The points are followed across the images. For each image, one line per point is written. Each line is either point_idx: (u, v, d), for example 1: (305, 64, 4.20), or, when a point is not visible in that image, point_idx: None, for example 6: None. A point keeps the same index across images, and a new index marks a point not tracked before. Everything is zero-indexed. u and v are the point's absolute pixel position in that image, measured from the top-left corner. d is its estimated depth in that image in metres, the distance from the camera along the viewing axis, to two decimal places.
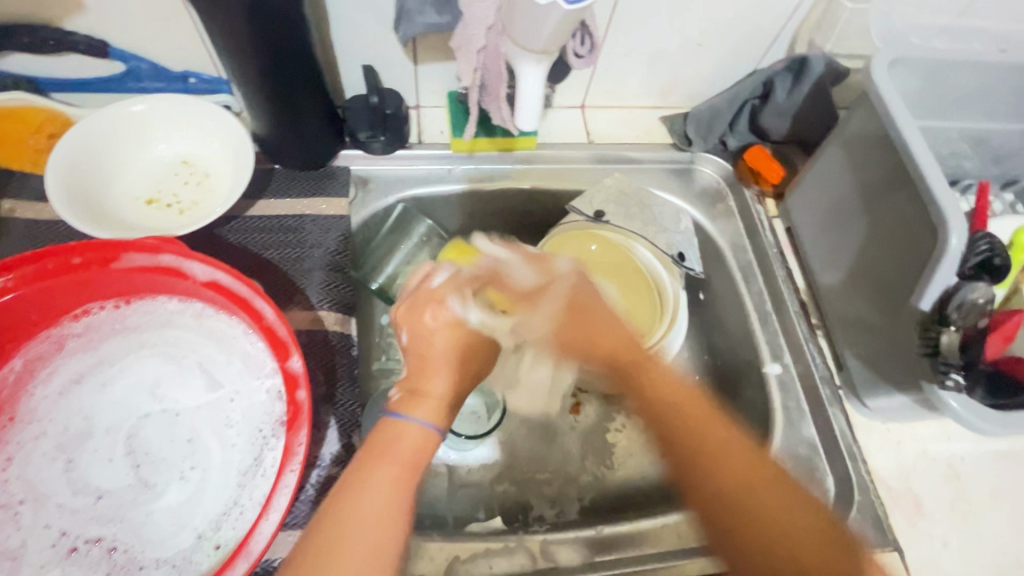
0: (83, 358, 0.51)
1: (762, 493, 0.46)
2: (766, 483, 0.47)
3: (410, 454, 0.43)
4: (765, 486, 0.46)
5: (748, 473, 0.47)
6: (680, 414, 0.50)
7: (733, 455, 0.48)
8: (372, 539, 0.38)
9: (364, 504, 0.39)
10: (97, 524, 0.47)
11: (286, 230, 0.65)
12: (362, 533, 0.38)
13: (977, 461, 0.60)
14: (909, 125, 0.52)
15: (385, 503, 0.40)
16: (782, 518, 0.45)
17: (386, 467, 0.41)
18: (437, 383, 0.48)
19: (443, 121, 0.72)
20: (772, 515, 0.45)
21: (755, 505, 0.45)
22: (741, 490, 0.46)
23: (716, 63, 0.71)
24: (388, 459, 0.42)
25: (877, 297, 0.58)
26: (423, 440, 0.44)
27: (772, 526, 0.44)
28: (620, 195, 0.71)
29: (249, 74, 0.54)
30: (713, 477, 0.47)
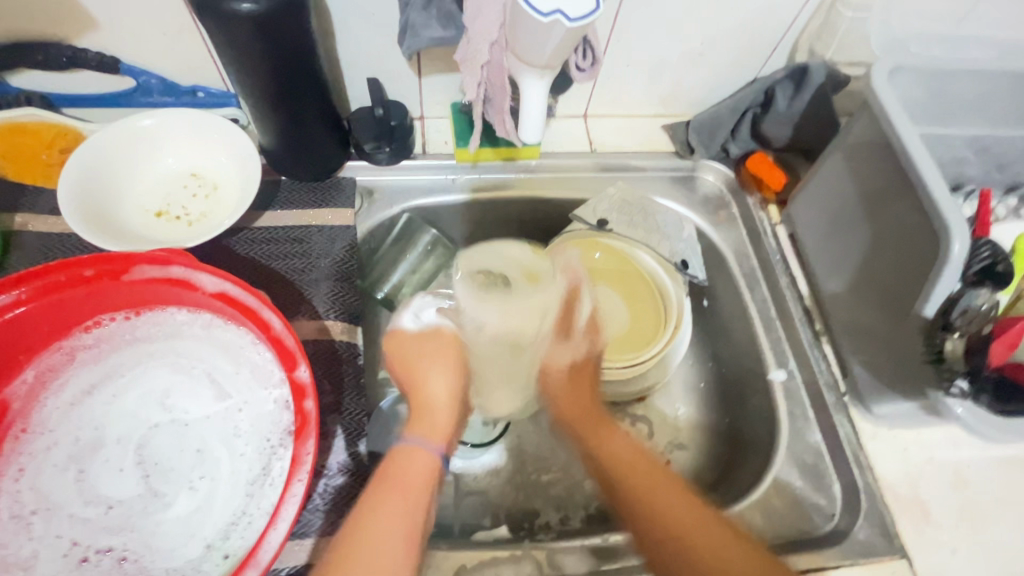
0: (95, 369, 0.52)
1: (701, 535, 0.47)
2: (697, 513, 0.49)
3: (416, 480, 0.48)
4: (699, 524, 0.48)
5: (683, 517, 0.49)
6: (624, 471, 0.53)
7: (667, 499, 0.50)
8: (392, 543, 0.43)
9: (382, 513, 0.44)
10: (107, 533, 0.48)
11: (293, 241, 0.65)
12: (381, 533, 0.43)
13: (985, 467, 0.60)
14: (910, 132, 0.52)
15: (402, 511, 0.45)
16: (712, 557, 0.46)
17: (408, 477, 0.48)
18: (436, 416, 0.54)
19: (447, 132, 0.73)
20: (708, 554, 0.46)
21: (687, 550, 0.47)
22: (680, 529, 0.48)
23: (717, 72, 0.72)
24: (404, 482, 0.47)
25: (881, 303, 0.58)
26: (427, 469, 0.49)
27: (708, 562, 0.46)
28: (623, 203, 0.72)
29: (257, 88, 0.55)
30: (656, 522, 0.49)
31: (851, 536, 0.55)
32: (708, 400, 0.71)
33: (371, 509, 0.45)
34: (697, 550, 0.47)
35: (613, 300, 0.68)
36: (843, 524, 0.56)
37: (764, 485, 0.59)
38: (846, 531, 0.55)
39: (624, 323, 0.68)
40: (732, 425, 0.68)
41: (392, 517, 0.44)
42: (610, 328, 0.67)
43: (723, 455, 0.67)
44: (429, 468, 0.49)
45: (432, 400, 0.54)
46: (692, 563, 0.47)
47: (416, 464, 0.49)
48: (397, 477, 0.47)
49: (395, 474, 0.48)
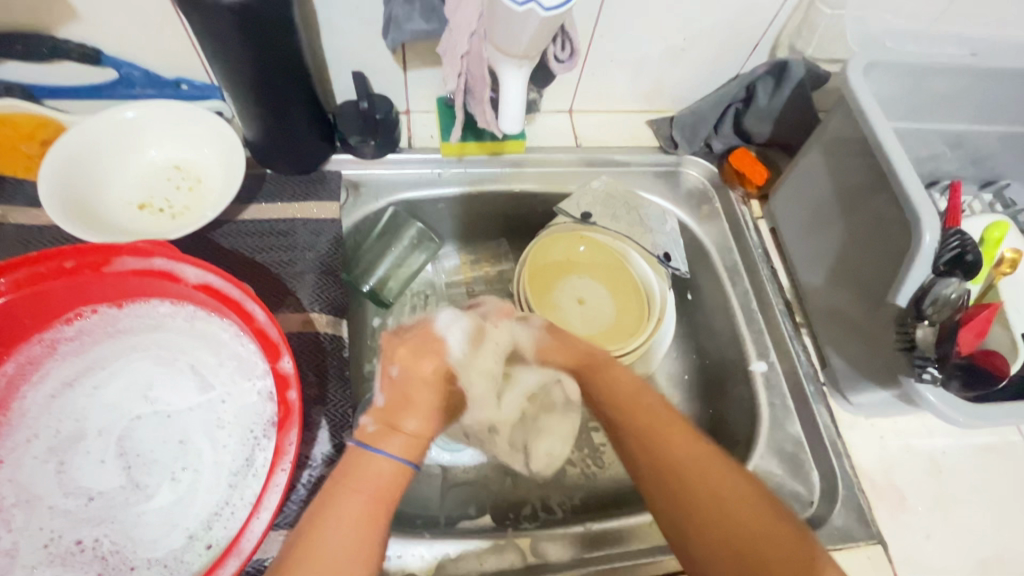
0: (76, 361, 0.52)
1: (705, 473, 0.47)
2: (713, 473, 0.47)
3: (378, 489, 0.44)
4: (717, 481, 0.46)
5: (691, 461, 0.48)
6: (630, 404, 0.52)
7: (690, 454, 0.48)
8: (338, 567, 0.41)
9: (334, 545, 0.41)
10: (89, 525, 0.47)
11: (277, 234, 0.65)
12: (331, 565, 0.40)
13: (958, 455, 0.61)
14: (884, 127, 0.54)
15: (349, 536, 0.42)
16: (713, 495, 0.46)
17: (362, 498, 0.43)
18: (417, 419, 0.48)
19: (433, 126, 0.73)
20: (707, 490, 0.46)
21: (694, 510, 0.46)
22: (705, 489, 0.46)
23: (699, 68, 0.73)
24: (356, 497, 0.43)
25: (856, 295, 0.59)
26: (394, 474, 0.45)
27: (705, 498, 0.46)
28: (607, 197, 0.72)
29: (240, 80, 0.55)
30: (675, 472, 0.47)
31: (828, 523, 0.56)
32: (692, 392, 0.72)
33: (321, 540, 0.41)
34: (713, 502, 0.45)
35: (598, 293, 0.70)
36: (821, 511, 0.57)
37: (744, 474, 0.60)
38: (825, 517, 0.56)
39: (610, 316, 0.69)
40: (715, 416, 0.69)
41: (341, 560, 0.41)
42: (596, 322, 0.69)
43: None
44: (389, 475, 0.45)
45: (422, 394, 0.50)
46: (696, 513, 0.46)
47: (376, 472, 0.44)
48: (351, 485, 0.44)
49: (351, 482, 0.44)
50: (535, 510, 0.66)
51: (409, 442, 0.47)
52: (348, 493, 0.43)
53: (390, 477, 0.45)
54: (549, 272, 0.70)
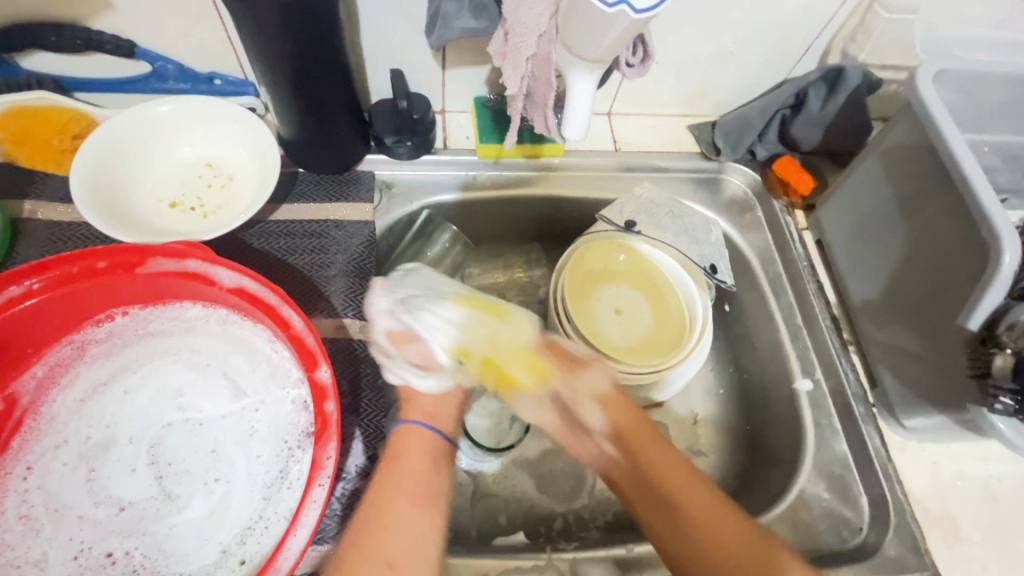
0: (107, 364, 0.50)
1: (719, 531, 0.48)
2: (726, 516, 0.48)
3: (416, 450, 0.50)
4: (727, 529, 0.47)
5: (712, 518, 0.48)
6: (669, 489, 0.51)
7: (697, 493, 0.50)
8: (405, 521, 0.45)
9: (397, 506, 0.45)
10: (119, 537, 0.46)
11: (311, 235, 0.64)
12: (399, 521, 0.44)
13: (1013, 482, 0.58)
14: (954, 139, 0.51)
15: (410, 495, 0.46)
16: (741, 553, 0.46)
17: (410, 466, 0.48)
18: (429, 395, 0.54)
19: (469, 127, 0.71)
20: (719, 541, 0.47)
21: (703, 539, 0.47)
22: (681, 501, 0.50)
23: (746, 73, 0.70)
24: (406, 466, 0.48)
25: (914, 315, 0.56)
26: (425, 439, 0.51)
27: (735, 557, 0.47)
28: (650, 205, 0.70)
29: (280, 76, 0.53)
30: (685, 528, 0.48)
31: (881, 552, 0.54)
32: (729, 405, 0.70)
33: (383, 505, 0.45)
34: None
35: (636, 302, 0.68)
36: (871, 538, 0.55)
37: (791, 496, 0.58)
38: (876, 545, 0.54)
39: (649, 327, 0.67)
40: (754, 432, 0.67)
41: (406, 513, 0.45)
42: (634, 332, 0.67)
43: (744, 461, 0.66)
44: (426, 442, 0.50)
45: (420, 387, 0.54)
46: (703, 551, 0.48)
47: (415, 443, 0.50)
48: (396, 461, 0.48)
49: (394, 457, 0.49)
50: (567, 524, 0.64)
51: (433, 418, 0.53)
52: (395, 465, 0.48)
53: (428, 445, 0.51)
54: (586, 281, 0.68)
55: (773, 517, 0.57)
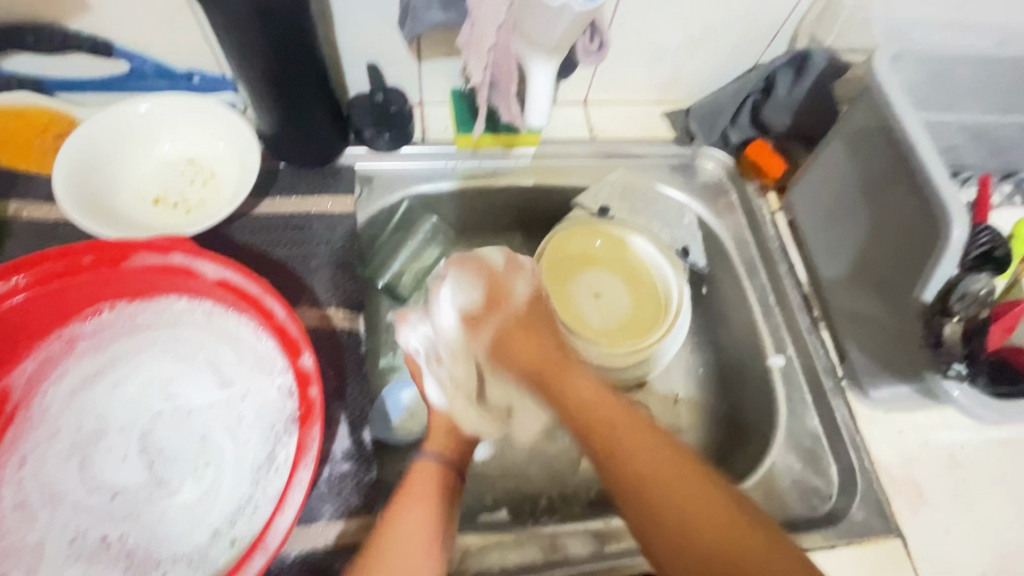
0: (97, 357, 0.52)
1: (666, 477, 0.45)
2: (676, 462, 0.46)
3: (427, 489, 0.51)
4: (688, 483, 0.45)
5: (654, 466, 0.46)
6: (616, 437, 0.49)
7: (646, 447, 0.47)
8: (415, 546, 0.46)
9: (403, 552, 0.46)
10: (113, 522, 0.47)
11: (294, 228, 0.65)
12: (409, 546, 0.46)
13: (977, 448, 0.61)
14: (910, 120, 0.53)
15: (422, 524, 0.48)
16: (675, 498, 0.44)
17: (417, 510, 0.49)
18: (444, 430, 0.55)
19: (447, 118, 0.72)
20: (669, 495, 0.44)
21: (644, 491, 0.45)
22: (624, 443, 0.48)
23: (717, 59, 0.72)
24: (422, 497, 0.50)
25: (878, 290, 0.59)
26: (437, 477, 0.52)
27: (674, 500, 0.44)
28: (624, 190, 0.73)
29: (257, 73, 0.54)
30: (643, 478, 0.46)
31: (848, 517, 0.56)
32: (708, 384, 0.72)
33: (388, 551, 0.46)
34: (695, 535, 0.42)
35: (615, 286, 0.70)
36: (839, 505, 0.57)
37: (763, 470, 0.60)
38: (844, 511, 0.57)
39: (627, 309, 0.69)
40: (731, 409, 0.69)
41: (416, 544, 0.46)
42: (614, 315, 0.69)
43: (721, 437, 0.68)
44: (440, 477, 0.52)
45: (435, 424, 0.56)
46: (651, 510, 0.44)
47: (424, 482, 0.51)
48: (406, 501, 0.49)
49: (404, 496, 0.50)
50: (551, 501, 0.66)
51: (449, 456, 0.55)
52: (411, 496, 0.50)
53: (443, 481, 0.52)
54: (564, 267, 0.69)
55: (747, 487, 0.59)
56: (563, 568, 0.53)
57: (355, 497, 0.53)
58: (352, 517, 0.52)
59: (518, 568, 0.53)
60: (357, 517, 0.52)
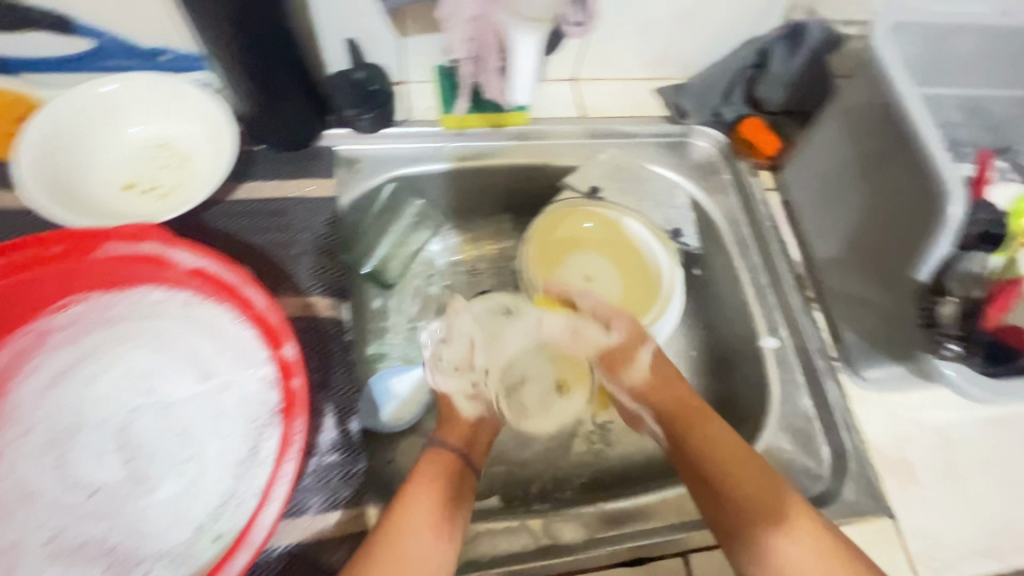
0: (69, 351, 0.50)
1: (739, 463, 0.52)
2: (746, 462, 0.52)
3: (443, 472, 0.53)
4: (749, 477, 0.51)
5: (724, 453, 0.53)
6: (707, 443, 0.54)
7: (728, 455, 0.53)
8: (428, 527, 0.47)
9: (419, 530, 0.46)
10: (92, 520, 0.46)
11: (273, 214, 0.63)
12: (423, 526, 0.47)
13: (967, 427, 0.61)
14: (910, 93, 0.51)
15: (434, 505, 0.49)
16: (748, 481, 0.50)
17: (434, 490, 0.50)
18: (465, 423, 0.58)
19: (431, 97, 0.70)
20: (735, 481, 0.51)
21: (724, 473, 0.52)
22: (703, 438, 0.55)
23: (709, 33, 0.70)
24: (436, 481, 0.51)
25: (870, 271, 0.59)
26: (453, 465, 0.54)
27: (733, 473, 0.51)
28: (615, 169, 0.70)
29: (226, 50, 0.51)
30: (703, 448, 0.54)
31: (840, 498, 0.56)
32: (700, 367, 0.72)
33: (404, 528, 0.46)
34: (756, 520, 0.48)
35: (606, 271, 0.69)
36: (832, 487, 0.57)
37: (756, 453, 0.59)
38: (836, 492, 0.56)
39: (618, 294, 0.68)
40: (723, 391, 0.68)
41: (426, 524, 0.47)
42: (605, 300, 0.68)
43: None
44: (454, 465, 0.54)
45: (459, 415, 0.59)
46: (711, 480, 0.52)
47: (441, 465, 0.53)
48: (422, 481, 0.51)
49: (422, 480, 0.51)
50: (544, 487, 0.65)
51: (464, 443, 0.57)
52: (427, 480, 0.51)
53: (457, 470, 0.54)
54: (554, 251, 0.68)
55: None
56: (555, 556, 0.52)
57: (343, 489, 0.52)
58: (339, 509, 0.51)
59: (510, 555, 0.53)
60: (345, 509, 0.51)
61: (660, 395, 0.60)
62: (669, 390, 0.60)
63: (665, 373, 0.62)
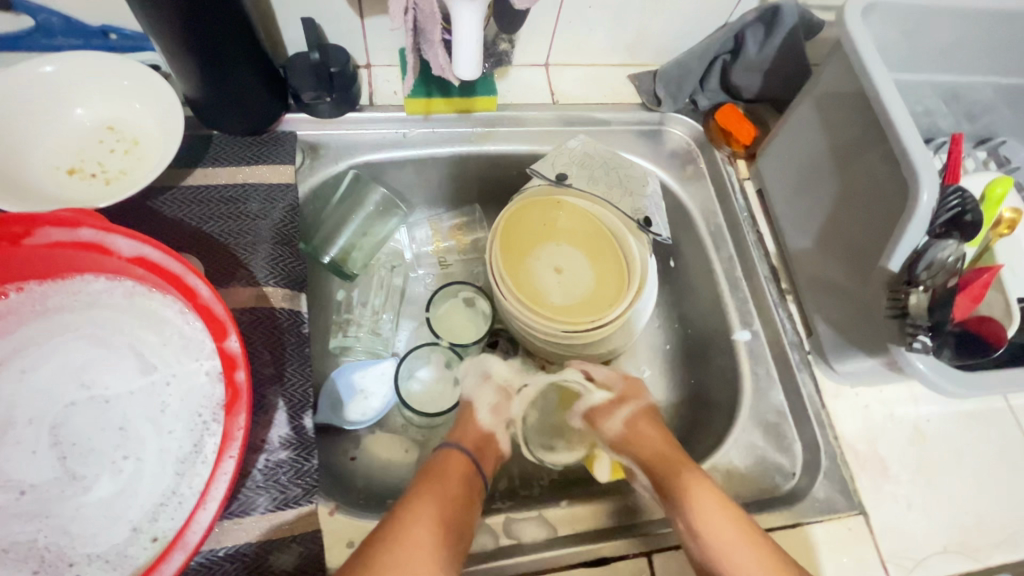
0: (0, 343, 0.47)
1: (725, 519, 0.48)
2: (733, 521, 0.48)
3: (451, 474, 0.53)
4: (737, 536, 0.47)
5: (712, 510, 0.49)
6: (687, 492, 0.50)
7: (711, 511, 0.49)
8: (429, 523, 0.46)
9: (420, 526, 0.46)
10: (21, 521, 0.44)
11: (227, 201, 0.60)
12: (423, 521, 0.46)
13: (941, 421, 0.60)
14: (883, 79, 0.49)
15: (438, 504, 0.48)
16: (733, 547, 0.47)
17: (443, 488, 0.51)
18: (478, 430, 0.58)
19: (396, 82, 0.67)
20: (717, 541, 0.47)
21: (704, 533, 0.48)
22: (683, 488, 0.51)
23: (683, 17, 0.68)
24: (445, 485, 0.51)
25: (847, 260, 0.56)
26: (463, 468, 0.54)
27: (722, 540, 0.47)
28: (585, 157, 0.67)
29: (165, 28, 0.48)
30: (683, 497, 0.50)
31: (810, 495, 0.54)
32: (674, 361, 0.70)
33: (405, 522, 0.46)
34: None
35: (577, 261, 0.66)
36: (803, 483, 0.56)
37: (726, 449, 0.58)
38: (806, 489, 0.55)
39: (589, 285, 0.65)
40: (697, 385, 0.67)
41: (428, 519, 0.47)
42: (575, 291, 0.65)
43: (686, 414, 0.66)
44: (465, 466, 0.54)
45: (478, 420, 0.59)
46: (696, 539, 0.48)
47: (451, 466, 0.53)
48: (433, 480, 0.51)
49: (432, 478, 0.52)
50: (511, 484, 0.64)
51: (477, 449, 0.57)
52: (436, 484, 0.51)
53: (466, 475, 0.53)
54: (523, 241, 0.65)
55: (710, 466, 0.57)
56: (514, 555, 0.51)
57: (295, 487, 0.49)
58: (289, 508, 0.49)
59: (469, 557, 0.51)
60: (296, 508, 0.49)
61: (636, 442, 0.58)
62: (643, 436, 0.58)
63: (635, 415, 0.60)
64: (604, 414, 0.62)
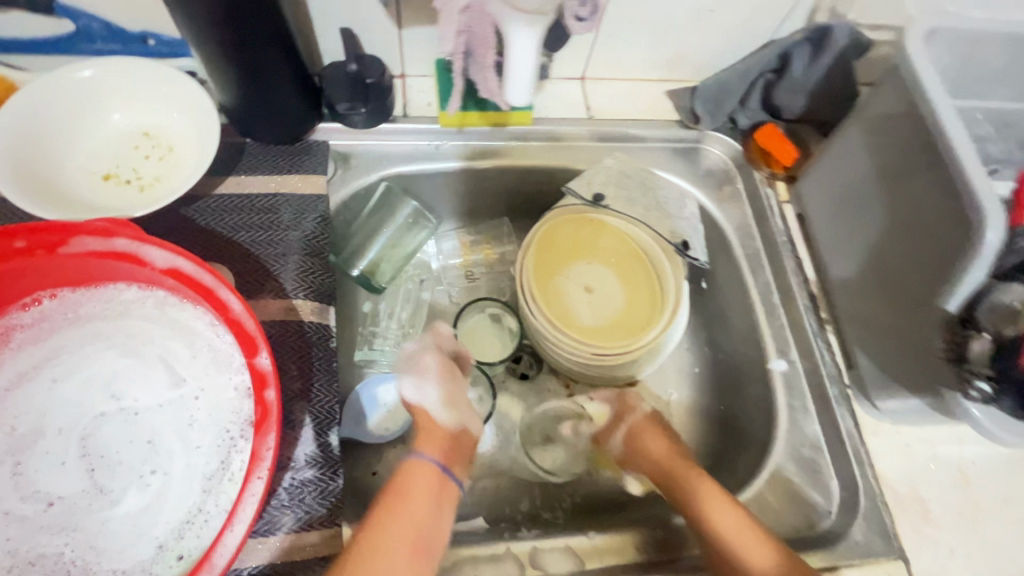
0: (33, 351, 0.47)
1: (738, 530, 0.49)
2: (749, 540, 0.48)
3: (424, 483, 0.51)
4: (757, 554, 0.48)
5: (731, 526, 0.49)
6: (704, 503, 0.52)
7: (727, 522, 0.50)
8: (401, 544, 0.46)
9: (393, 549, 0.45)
10: (48, 533, 0.43)
11: (259, 210, 0.59)
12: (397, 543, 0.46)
13: (987, 464, 0.57)
14: (944, 107, 0.47)
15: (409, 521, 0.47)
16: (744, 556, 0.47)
17: (413, 504, 0.49)
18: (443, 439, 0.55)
19: (430, 93, 0.66)
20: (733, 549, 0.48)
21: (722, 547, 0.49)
22: (698, 502, 0.53)
23: (726, 34, 0.66)
24: (409, 497, 0.49)
25: (893, 293, 0.54)
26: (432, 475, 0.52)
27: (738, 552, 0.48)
28: (621, 175, 0.66)
29: (211, 39, 0.48)
30: (701, 508, 0.52)
31: (848, 536, 0.52)
32: (704, 386, 0.68)
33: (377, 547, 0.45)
34: None
35: (608, 281, 0.64)
36: (840, 523, 0.54)
37: (758, 484, 0.56)
38: (843, 530, 0.53)
39: (620, 307, 0.63)
40: (727, 413, 0.65)
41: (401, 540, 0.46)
42: (605, 311, 0.63)
43: (716, 442, 0.65)
44: (435, 475, 0.52)
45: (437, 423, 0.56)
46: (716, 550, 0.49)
47: (419, 478, 0.51)
48: (400, 497, 0.49)
49: (399, 492, 0.50)
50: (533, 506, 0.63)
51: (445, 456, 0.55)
52: (402, 498, 0.49)
53: (436, 481, 0.52)
54: (553, 259, 0.64)
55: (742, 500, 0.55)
56: None
57: (320, 507, 0.49)
58: (314, 529, 0.48)
59: None
60: (319, 529, 0.48)
61: (638, 452, 0.60)
62: (645, 447, 0.59)
63: (633, 427, 0.61)
64: (604, 432, 0.63)
